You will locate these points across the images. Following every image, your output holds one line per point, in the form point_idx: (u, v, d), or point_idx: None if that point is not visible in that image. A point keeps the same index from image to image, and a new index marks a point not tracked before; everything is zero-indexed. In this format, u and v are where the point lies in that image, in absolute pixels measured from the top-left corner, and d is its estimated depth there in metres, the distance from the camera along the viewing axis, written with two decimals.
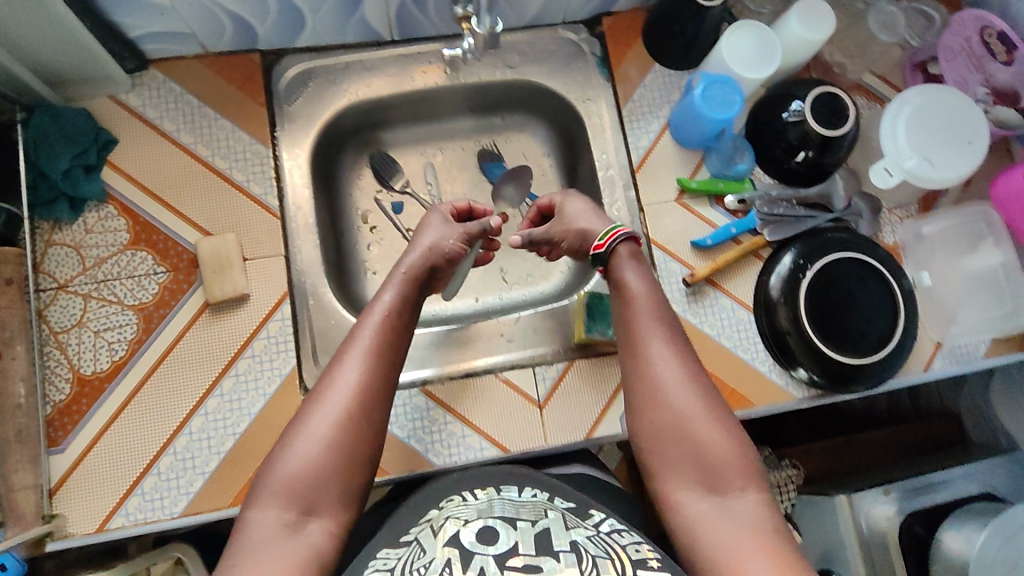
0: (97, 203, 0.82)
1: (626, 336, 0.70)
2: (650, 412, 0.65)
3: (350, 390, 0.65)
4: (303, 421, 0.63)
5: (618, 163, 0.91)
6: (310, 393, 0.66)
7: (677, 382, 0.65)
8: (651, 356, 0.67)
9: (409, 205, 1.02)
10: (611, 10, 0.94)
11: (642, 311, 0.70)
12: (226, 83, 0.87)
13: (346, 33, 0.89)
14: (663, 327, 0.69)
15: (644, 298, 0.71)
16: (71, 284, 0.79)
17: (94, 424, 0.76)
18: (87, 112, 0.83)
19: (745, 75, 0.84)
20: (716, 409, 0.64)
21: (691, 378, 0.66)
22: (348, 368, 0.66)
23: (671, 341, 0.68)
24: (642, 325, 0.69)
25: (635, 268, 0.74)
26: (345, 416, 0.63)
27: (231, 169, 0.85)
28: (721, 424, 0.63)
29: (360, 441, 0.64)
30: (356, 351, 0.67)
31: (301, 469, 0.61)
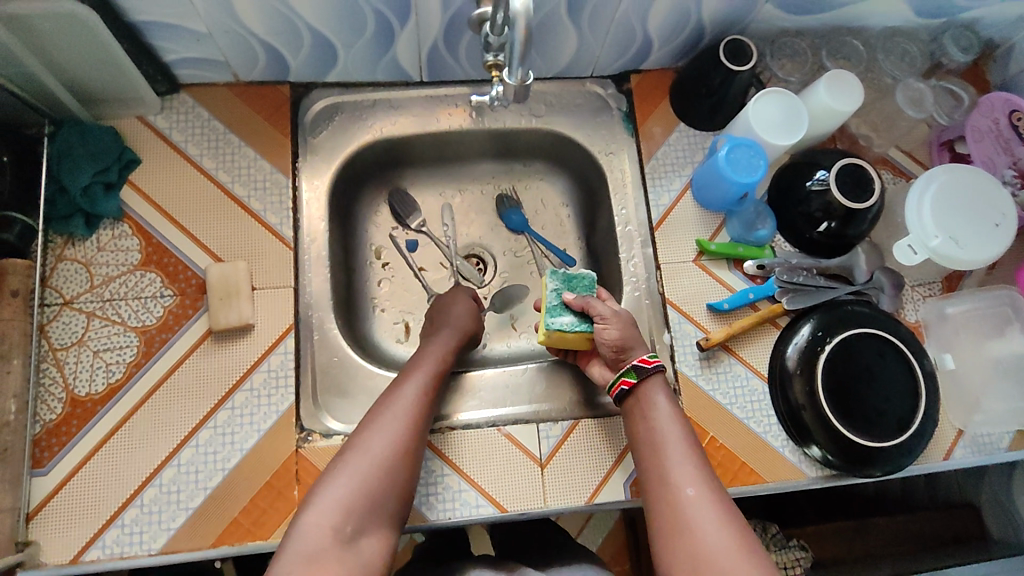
0: (113, 221, 0.81)
1: (654, 463, 0.69)
2: (679, 543, 0.63)
3: (377, 458, 0.66)
4: (328, 484, 0.64)
5: (638, 219, 0.91)
6: (336, 456, 0.67)
7: (706, 513, 0.64)
8: (679, 484, 0.66)
9: (423, 244, 1.02)
10: (640, 67, 0.94)
11: (670, 435, 0.70)
12: (253, 113, 0.88)
13: (376, 72, 0.90)
14: (692, 458, 0.69)
15: (671, 423, 0.71)
16: (77, 301, 0.78)
17: (80, 448, 0.74)
18: (114, 131, 0.83)
19: (770, 140, 0.84)
20: (749, 546, 0.61)
21: (721, 507, 0.64)
22: (377, 436, 0.68)
23: (698, 468, 0.68)
24: (671, 449, 0.69)
25: (663, 392, 0.74)
26: (369, 483, 0.64)
27: (249, 197, 0.85)
28: (753, 561, 0.60)
29: (380, 509, 0.65)
30: (387, 421, 0.69)
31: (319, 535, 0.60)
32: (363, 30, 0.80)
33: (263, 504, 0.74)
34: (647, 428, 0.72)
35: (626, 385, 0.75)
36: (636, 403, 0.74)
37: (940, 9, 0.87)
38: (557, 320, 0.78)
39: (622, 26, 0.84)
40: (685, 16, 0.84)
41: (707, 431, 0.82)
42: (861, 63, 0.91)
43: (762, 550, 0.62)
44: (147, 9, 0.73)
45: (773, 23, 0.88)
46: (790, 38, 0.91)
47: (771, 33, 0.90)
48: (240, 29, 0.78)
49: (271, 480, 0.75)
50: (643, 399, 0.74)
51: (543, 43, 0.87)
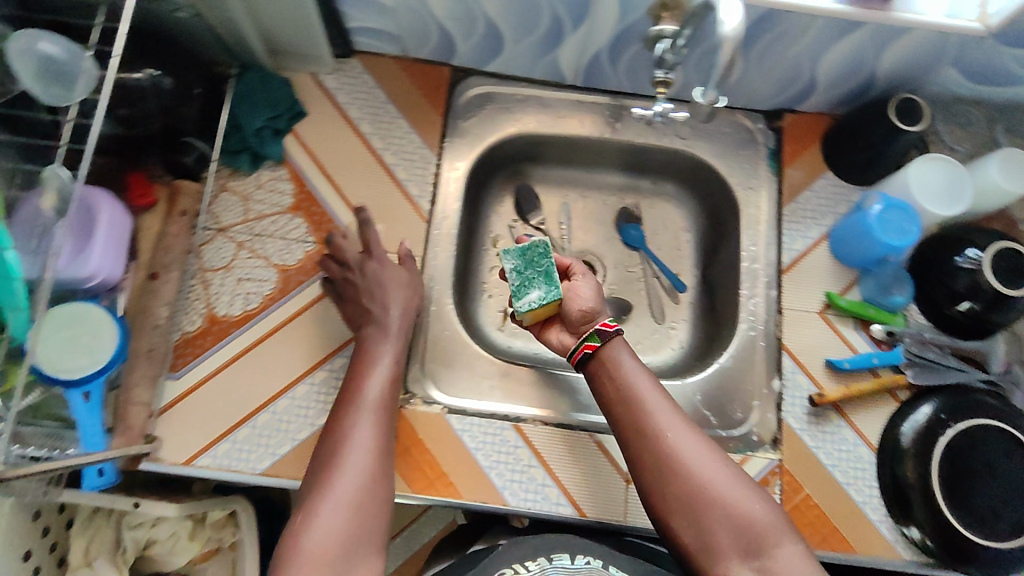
0: (274, 164, 0.87)
1: (632, 416, 0.74)
2: (675, 484, 0.70)
3: (366, 455, 0.72)
4: (329, 485, 0.69)
5: (766, 258, 0.89)
6: (325, 456, 0.72)
7: (696, 453, 0.71)
8: (661, 433, 0.72)
9: (539, 240, 1.04)
10: (796, 107, 0.93)
11: (643, 387, 0.75)
12: (414, 88, 0.93)
13: (535, 69, 0.93)
14: (670, 404, 0.75)
15: (636, 373, 0.76)
16: (231, 229, 0.85)
17: (210, 363, 0.80)
18: (290, 83, 0.89)
19: (928, 207, 0.81)
20: (737, 475, 0.71)
21: (708, 448, 0.72)
22: (361, 434, 0.73)
23: (673, 412, 0.74)
24: (646, 401, 0.74)
25: (625, 350, 0.78)
26: (366, 480, 0.70)
27: (396, 165, 0.89)
28: (745, 488, 0.70)
29: (377, 499, 0.71)
30: (365, 413, 0.74)
31: (332, 533, 0.67)
32: (536, 29, 0.83)
33: None
34: (614, 386, 0.76)
35: (589, 348, 0.78)
36: (601, 363, 0.78)
37: None
38: (523, 296, 0.79)
39: (792, 64, 0.83)
40: (860, 65, 0.82)
41: (802, 487, 0.80)
42: None
43: (747, 476, 0.72)
44: None
45: (950, 88, 0.85)
46: (966, 105, 0.87)
47: (945, 97, 0.86)
48: (423, 9, 0.82)
49: None
50: (610, 356, 0.78)
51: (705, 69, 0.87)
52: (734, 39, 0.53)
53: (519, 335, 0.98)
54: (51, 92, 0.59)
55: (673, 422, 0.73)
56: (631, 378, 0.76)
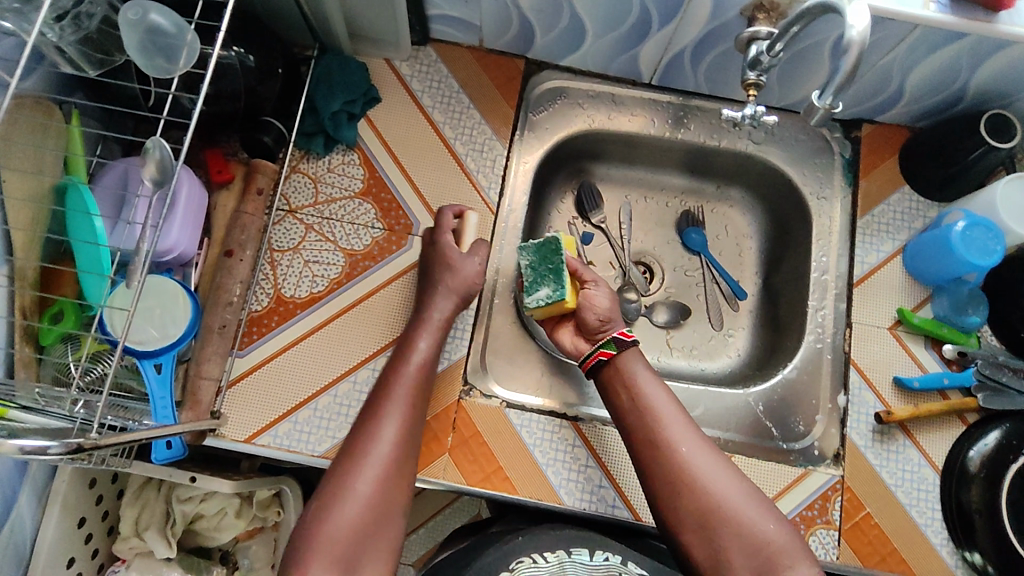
0: (345, 148, 0.87)
1: (646, 426, 0.71)
2: (687, 498, 0.67)
3: (388, 445, 0.69)
4: (345, 474, 0.67)
5: (837, 270, 0.87)
6: (346, 444, 0.69)
7: (710, 466, 0.68)
8: (676, 445, 0.69)
9: (598, 238, 1.03)
10: (875, 118, 0.91)
11: (659, 399, 0.73)
12: (487, 79, 0.92)
13: (611, 65, 0.91)
14: (683, 418, 0.72)
15: (651, 385, 0.74)
16: (300, 211, 0.85)
17: (275, 343, 0.80)
18: (365, 68, 0.89)
19: (1014, 227, 0.78)
20: (753, 491, 0.67)
21: (722, 463, 0.69)
22: (386, 426, 0.70)
23: (687, 425, 0.71)
24: (662, 412, 0.72)
25: (641, 361, 0.77)
26: (385, 470, 0.67)
27: (467, 156, 0.88)
28: (762, 506, 0.66)
29: (396, 493, 0.68)
30: (394, 404, 0.72)
31: (349, 524, 0.63)
32: (620, 25, 0.82)
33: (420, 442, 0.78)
34: (629, 397, 0.74)
35: (604, 355, 0.77)
36: (618, 371, 0.76)
37: None
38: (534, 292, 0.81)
39: (880, 74, 0.81)
40: (951, 78, 0.80)
41: (864, 505, 0.79)
42: None
43: (763, 493, 0.68)
44: None
45: None
46: None
47: None
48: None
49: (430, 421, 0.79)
50: (626, 367, 0.76)
51: (788, 74, 0.85)
52: (860, 44, 0.56)
53: None
54: (153, 63, 0.61)
55: (686, 435, 0.70)
56: (642, 389, 0.74)
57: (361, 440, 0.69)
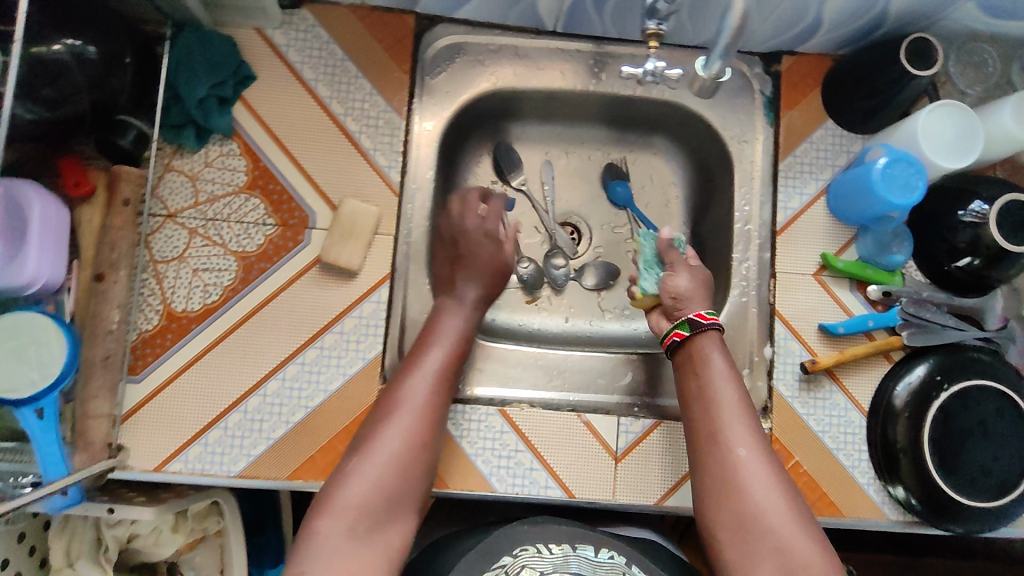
0: (222, 137, 0.78)
1: (709, 419, 0.70)
2: (731, 499, 0.65)
3: (421, 407, 0.67)
4: (374, 437, 0.65)
5: (760, 218, 0.84)
6: (374, 412, 0.67)
7: (761, 476, 0.66)
8: (734, 446, 0.68)
9: (520, 202, 0.97)
10: (795, 50, 0.84)
11: (725, 395, 0.71)
12: (374, 41, 0.82)
13: (510, 14, 0.83)
14: (748, 419, 0.70)
15: (725, 378, 0.72)
16: (180, 215, 0.77)
17: (173, 362, 0.75)
18: (232, 42, 0.78)
19: (937, 160, 0.74)
20: (799, 508, 0.65)
21: (773, 471, 0.67)
22: (415, 390, 0.68)
23: (751, 427, 0.69)
24: (727, 410, 0.70)
25: (717, 349, 0.74)
26: (415, 435, 0.66)
27: (360, 133, 0.80)
28: (803, 521, 0.64)
29: (423, 459, 0.66)
30: (425, 368, 0.70)
31: (370, 488, 0.62)
32: None
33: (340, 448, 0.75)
34: (698, 386, 0.72)
35: (677, 336, 0.76)
36: (690, 356, 0.75)
37: None
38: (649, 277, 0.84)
39: (796, 2, 0.74)
40: (870, 2, 0.73)
41: (793, 454, 0.80)
42: None
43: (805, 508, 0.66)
44: None
45: (965, 23, 0.76)
46: (981, 42, 0.79)
47: (959, 33, 0.78)
48: None
49: (349, 425, 0.76)
50: (699, 352, 0.74)
51: (700, 11, 0.77)
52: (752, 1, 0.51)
53: (501, 308, 0.94)
54: None
55: (744, 436, 0.68)
56: (712, 380, 0.72)
57: (393, 406, 0.67)
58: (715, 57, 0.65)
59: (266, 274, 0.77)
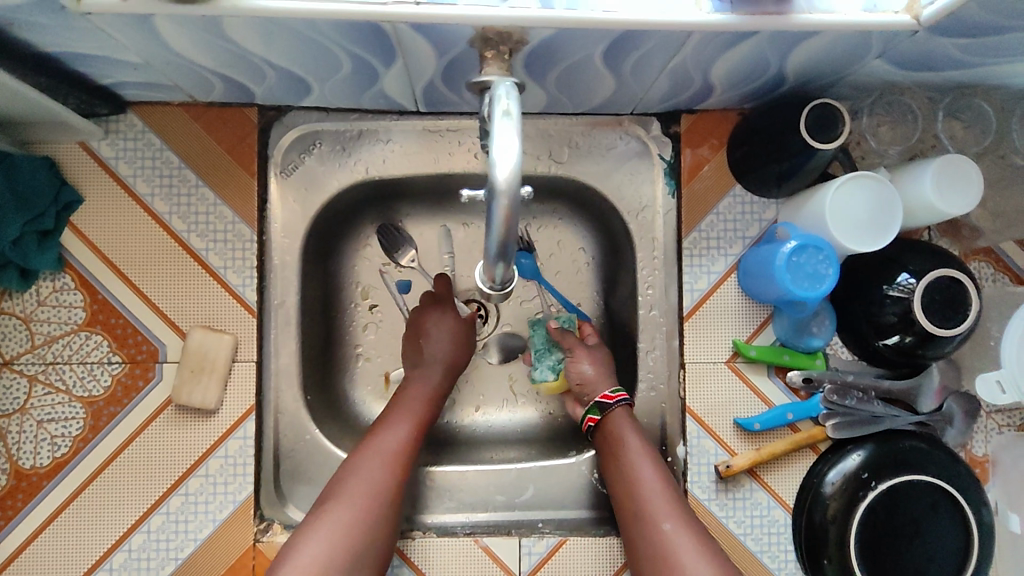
0: (53, 272, 0.70)
1: (635, 499, 0.66)
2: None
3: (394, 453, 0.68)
4: (340, 484, 0.65)
5: (665, 303, 0.76)
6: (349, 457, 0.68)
7: (691, 552, 0.61)
8: (660, 525, 0.63)
9: (417, 286, 0.86)
10: (693, 108, 0.74)
11: (643, 472, 0.67)
12: (213, 143, 0.72)
13: (363, 100, 0.71)
14: (669, 493, 0.66)
15: (641, 457, 0.68)
16: (17, 362, 0.70)
17: (26, 526, 0.69)
18: (50, 163, 0.70)
19: (847, 244, 0.66)
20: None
21: (706, 544, 0.62)
22: (388, 439, 0.69)
23: (674, 503, 0.65)
24: (648, 488, 0.66)
25: (629, 424, 0.72)
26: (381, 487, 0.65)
27: (207, 251, 0.72)
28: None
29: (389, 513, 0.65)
30: (401, 418, 0.71)
31: (331, 542, 0.60)
32: (339, 68, 0.61)
33: None
34: (618, 467, 0.69)
35: (592, 422, 0.73)
36: (606, 438, 0.72)
37: None
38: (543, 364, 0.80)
39: (677, 72, 0.63)
40: (762, 66, 0.63)
41: None
42: (986, 134, 0.69)
43: None
44: (52, 41, 0.55)
45: (878, 77, 0.66)
46: (899, 93, 0.68)
47: (874, 85, 0.67)
48: (185, 60, 0.61)
49: (225, 575, 0.70)
50: (614, 431, 0.71)
51: (570, 88, 0.67)
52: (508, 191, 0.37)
53: None
54: None
55: (667, 508, 0.65)
56: (629, 456, 0.69)
57: (365, 455, 0.67)
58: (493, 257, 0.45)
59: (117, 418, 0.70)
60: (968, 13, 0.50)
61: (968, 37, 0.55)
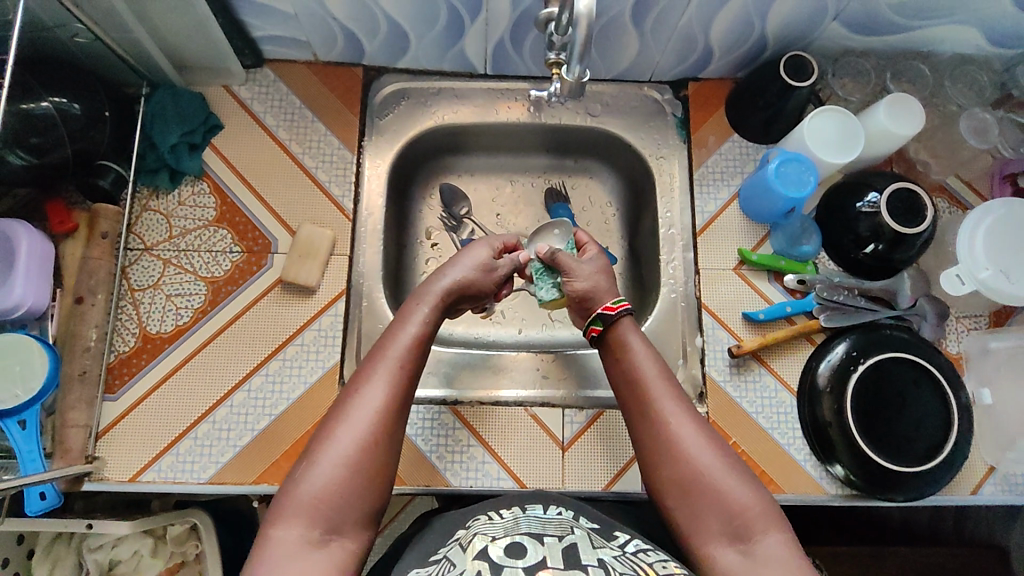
0: (193, 179, 0.88)
1: (642, 396, 0.70)
2: (670, 463, 0.65)
3: (377, 409, 0.63)
4: (328, 436, 0.61)
5: (682, 222, 0.93)
6: (330, 411, 0.64)
7: (695, 437, 0.66)
8: (665, 417, 0.67)
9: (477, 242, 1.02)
10: (698, 76, 0.96)
11: (649, 371, 0.71)
12: (327, 91, 0.93)
13: (444, 61, 0.94)
14: (673, 389, 0.70)
15: (646, 356, 0.72)
16: (156, 248, 0.86)
17: (149, 379, 0.82)
18: (201, 97, 0.89)
19: (823, 157, 0.84)
20: (733, 461, 0.65)
21: (709, 431, 0.67)
22: (372, 389, 0.64)
23: (678, 397, 0.69)
24: (652, 385, 0.70)
25: (634, 330, 0.75)
26: (369, 437, 0.61)
27: (317, 168, 0.91)
28: (741, 475, 0.64)
29: (382, 463, 0.62)
30: (382, 369, 0.66)
31: (323, 488, 0.58)
32: (436, 21, 0.84)
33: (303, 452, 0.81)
34: (622, 367, 0.73)
35: (594, 332, 0.77)
36: (609, 345, 0.75)
37: (1016, 39, 0.84)
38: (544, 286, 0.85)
39: (684, 34, 0.85)
40: (748, 29, 0.84)
41: (731, 437, 0.85)
42: (926, 88, 0.89)
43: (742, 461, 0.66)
44: None
45: (838, 42, 0.87)
46: (855, 57, 0.89)
47: (835, 51, 0.89)
48: (324, 13, 0.83)
49: (311, 430, 0.82)
50: (618, 339, 0.75)
51: (604, 46, 0.88)
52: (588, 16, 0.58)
53: (457, 321, 0.98)
54: None
55: (673, 403, 0.68)
56: (635, 358, 0.72)
57: (351, 405, 0.63)
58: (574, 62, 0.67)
59: (231, 295, 0.85)
60: None
61: None
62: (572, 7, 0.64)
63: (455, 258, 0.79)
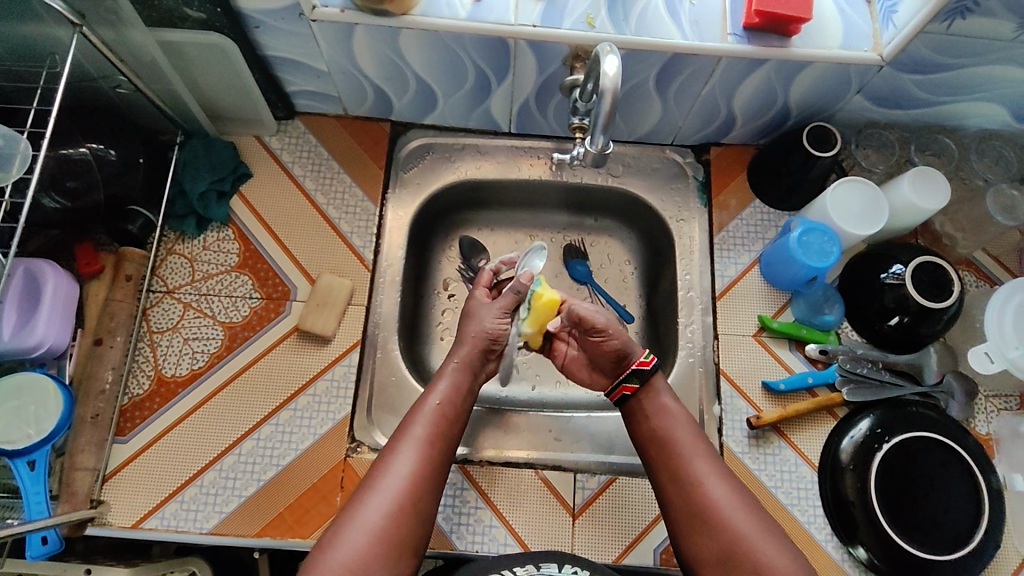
0: (219, 225, 0.90)
1: (672, 458, 0.70)
2: (707, 531, 0.65)
3: (404, 479, 0.64)
4: (357, 507, 0.63)
5: (701, 286, 0.92)
6: (362, 479, 0.66)
7: (732, 504, 0.66)
8: (700, 481, 0.67)
9: None
10: (721, 140, 0.96)
11: (677, 432, 0.71)
12: (355, 144, 0.95)
13: (470, 119, 0.96)
14: (705, 449, 0.70)
15: (675, 419, 0.72)
16: (178, 291, 0.87)
17: (161, 422, 0.82)
18: (234, 146, 0.92)
19: (846, 228, 0.83)
20: (772, 528, 0.65)
21: (742, 494, 0.67)
22: (401, 458, 0.66)
23: (712, 463, 0.69)
24: (683, 445, 0.70)
25: (667, 394, 0.75)
26: (397, 509, 0.63)
27: (339, 219, 0.92)
28: (777, 540, 0.64)
29: (410, 531, 0.63)
30: (409, 441, 0.67)
31: (350, 560, 0.59)
32: (464, 83, 0.86)
33: (308, 504, 0.79)
34: (649, 429, 0.73)
35: (627, 390, 0.75)
36: (639, 406, 0.74)
37: None
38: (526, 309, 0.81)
39: (708, 102, 0.86)
40: (771, 99, 0.85)
41: None
42: (951, 161, 0.89)
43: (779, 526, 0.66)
44: (276, 44, 0.80)
45: (862, 114, 0.88)
46: (878, 128, 0.90)
47: (858, 121, 0.89)
48: (357, 73, 0.86)
49: (318, 482, 0.81)
50: (646, 400, 0.74)
51: (627, 111, 0.90)
52: (613, 87, 0.60)
53: None
54: None
55: (708, 469, 0.68)
56: (663, 419, 0.72)
57: (379, 473, 0.65)
58: (598, 133, 0.67)
59: (248, 341, 0.86)
60: (915, 50, 0.73)
61: (921, 74, 0.78)
62: (596, 79, 0.68)
63: (466, 323, 0.78)
